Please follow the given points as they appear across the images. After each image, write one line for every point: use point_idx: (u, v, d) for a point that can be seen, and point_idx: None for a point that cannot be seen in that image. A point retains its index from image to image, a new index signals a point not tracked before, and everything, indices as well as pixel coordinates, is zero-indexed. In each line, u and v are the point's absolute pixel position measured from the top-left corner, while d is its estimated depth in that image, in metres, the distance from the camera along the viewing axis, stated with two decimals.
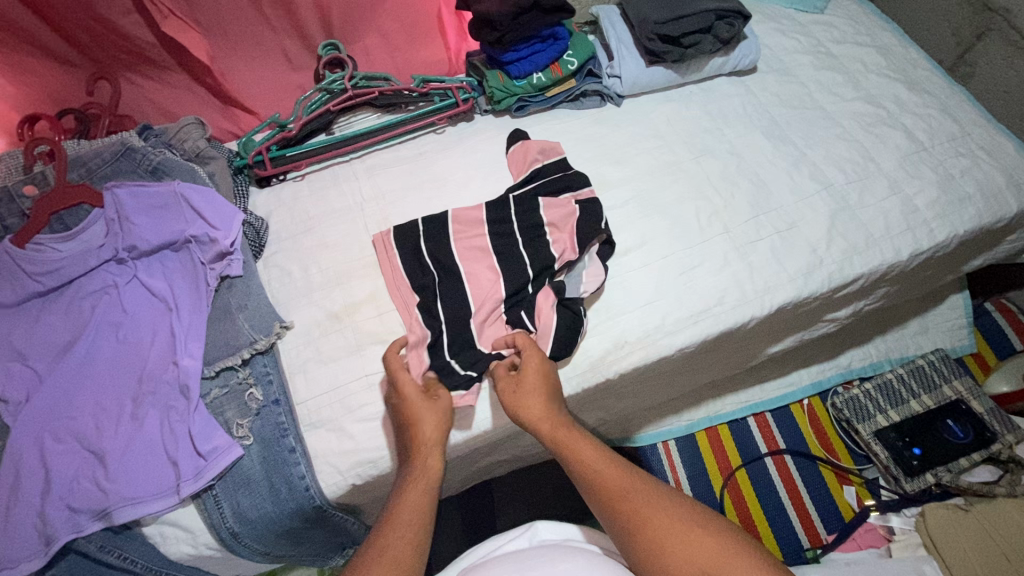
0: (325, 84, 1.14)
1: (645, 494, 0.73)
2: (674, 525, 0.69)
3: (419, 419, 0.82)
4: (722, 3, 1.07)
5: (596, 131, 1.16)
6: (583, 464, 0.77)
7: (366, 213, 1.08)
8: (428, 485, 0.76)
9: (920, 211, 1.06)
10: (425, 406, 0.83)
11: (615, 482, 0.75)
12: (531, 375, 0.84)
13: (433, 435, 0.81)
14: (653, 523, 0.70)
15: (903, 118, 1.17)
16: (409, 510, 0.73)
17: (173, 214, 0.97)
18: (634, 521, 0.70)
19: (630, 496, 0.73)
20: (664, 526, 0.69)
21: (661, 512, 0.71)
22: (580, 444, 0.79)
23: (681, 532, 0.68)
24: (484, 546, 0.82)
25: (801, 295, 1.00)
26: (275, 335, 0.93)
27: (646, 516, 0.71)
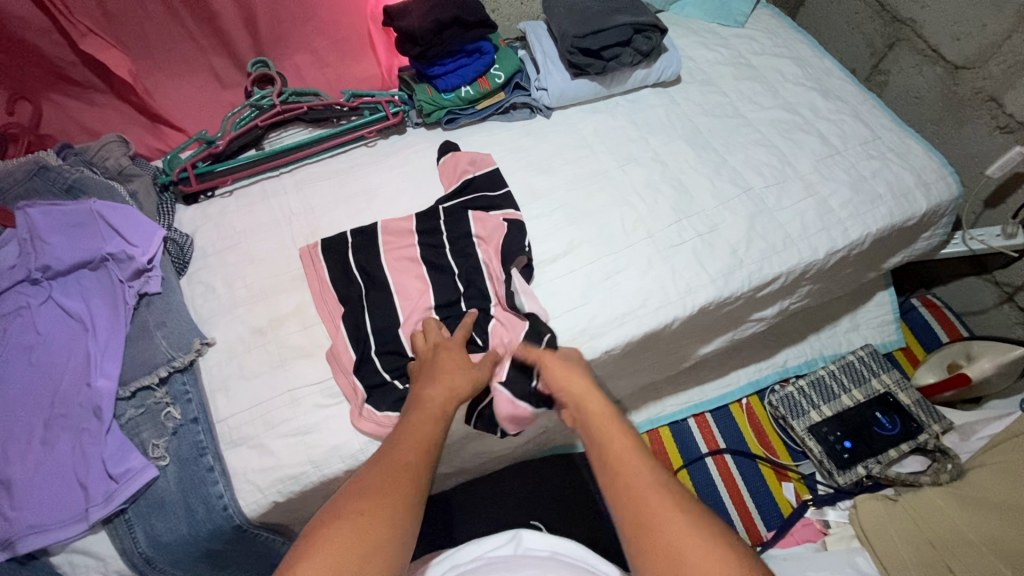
0: (253, 100, 1.14)
1: (664, 493, 0.62)
2: (687, 536, 0.58)
3: (448, 369, 0.84)
4: (638, 18, 1.11)
5: (525, 142, 1.19)
6: (599, 442, 0.69)
7: (294, 226, 1.08)
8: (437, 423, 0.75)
9: (834, 211, 1.11)
10: (456, 361, 0.86)
11: (630, 469, 0.65)
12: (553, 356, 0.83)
13: (455, 383, 0.82)
14: (662, 531, 0.59)
15: (818, 124, 1.22)
16: (413, 446, 0.71)
17: (90, 233, 0.95)
18: (639, 520, 0.60)
19: (644, 488, 0.63)
20: (676, 534, 0.58)
21: (677, 520, 0.59)
22: (602, 421, 0.71)
23: (694, 546, 0.57)
24: (466, 551, 0.78)
25: (723, 294, 1.03)
26: (196, 352, 0.92)
27: (657, 519, 0.60)
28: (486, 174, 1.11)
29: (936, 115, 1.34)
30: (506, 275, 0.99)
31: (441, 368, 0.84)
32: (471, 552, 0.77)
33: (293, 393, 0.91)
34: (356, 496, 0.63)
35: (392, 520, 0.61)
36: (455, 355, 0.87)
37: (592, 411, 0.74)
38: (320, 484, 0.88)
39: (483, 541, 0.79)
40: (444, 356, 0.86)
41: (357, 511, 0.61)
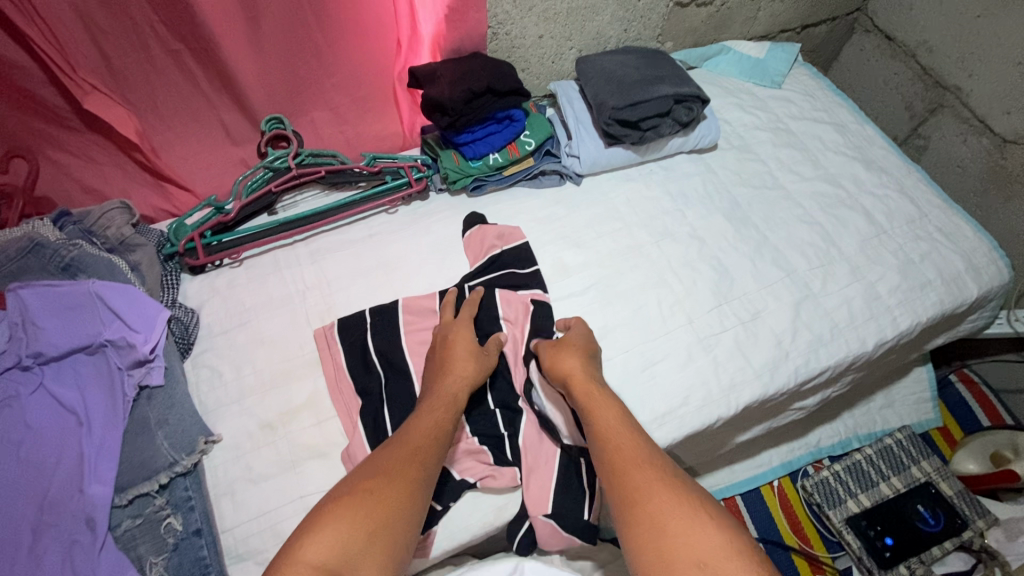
0: (268, 161, 1.07)
1: (652, 470, 0.70)
2: (676, 509, 0.65)
3: (459, 356, 0.87)
4: (680, 88, 1.05)
5: (554, 212, 1.12)
6: (597, 431, 0.77)
7: (308, 303, 1.01)
8: (449, 406, 0.81)
9: (883, 298, 1.05)
10: (468, 347, 0.88)
11: (627, 455, 0.73)
12: (561, 349, 0.88)
13: (465, 369, 0.86)
14: (652, 503, 0.66)
15: (862, 199, 1.16)
16: (427, 431, 0.77)
17: (87, 315, 0.87)
18: (632, 495, 0.68)
19: (640, 469, 0.70)
20: (666, 506, 0.66)
21: (668, 494, 0.67)
22: (601, 412, 0.79)
23: (682, 518, 0.64)
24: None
25: (767, 391, 0.96)
26: (200, 452, 0.84)
27: (643, 493, 0.68)
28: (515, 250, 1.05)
29: (979, 187, 1.28)
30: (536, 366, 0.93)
31: (450, 353, 0.87)
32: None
33: (305, 501, 0.84)
34: (372, 476, 0.70)
35: (399, 499, 0.68)
36: (465, 338, 0.89)
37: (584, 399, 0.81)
38: None
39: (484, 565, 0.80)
40: (454, 341, 0.88)
41: (372, 490, 0.68)
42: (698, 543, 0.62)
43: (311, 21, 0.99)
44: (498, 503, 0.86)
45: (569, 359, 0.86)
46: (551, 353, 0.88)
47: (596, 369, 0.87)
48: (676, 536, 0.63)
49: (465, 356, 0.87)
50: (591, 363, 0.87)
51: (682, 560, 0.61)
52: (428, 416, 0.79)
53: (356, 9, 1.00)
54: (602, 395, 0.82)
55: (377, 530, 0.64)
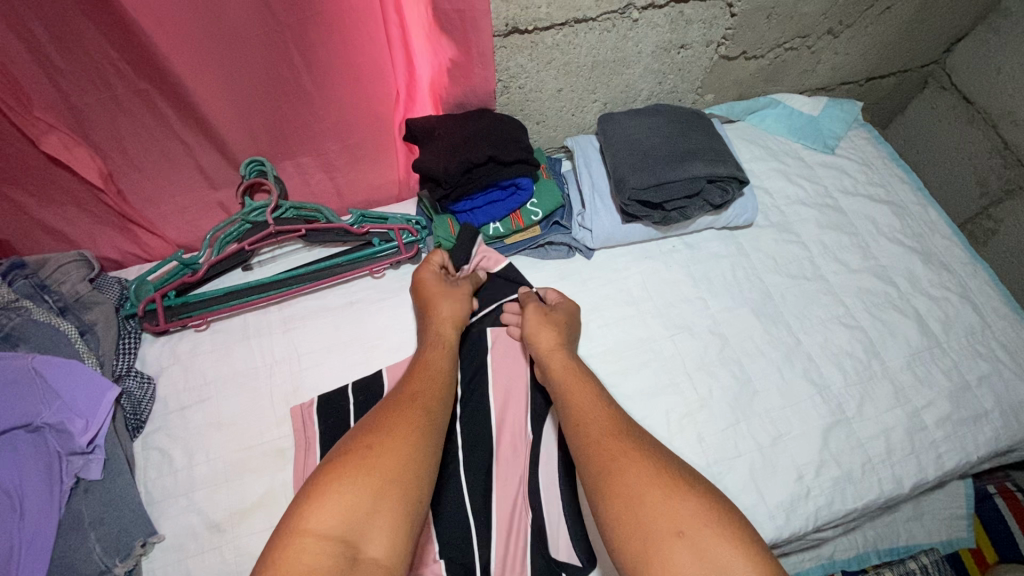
0: (245, 213, 0.96)
1: (633, 442, 0.69)
2: (654, 481, 0.63)
3: (434, 297, 0.86)
4: (715, 168, 0.90)
5: (559, 290, 1.00)
6: (574, 407, 0.75)
7: (273, 380, 0.91)
8: (444, 353, 0.81)
9: (928, 429, 0.90)
10: (443, 287, 0.88)
11: (608, 426, 0.71)
12: (542, 323, 0.85)
13: (450, 312, 0.85)
14: (630, 473, 0.64)
15: (915, 301, 1.01)
16: (428, 378, 0.76)
17: (26, 394, 0.79)
18: (611, 467, 0.66)
19: (618, 438, 0.69)
20: (645, 477, 0.64)
21: (648, 468, 0.65)
22: (580, 389, 0.77)
23: (660, 489, 0.62)
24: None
25: (782, 535, 0.83)
26: (136, 557, 0.76)
27: (624, 460, 0.66)
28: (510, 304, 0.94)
29: None
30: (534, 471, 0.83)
31: (425, 297, 0.87)
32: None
33: None
34: (375, 425, 0.68)
35: (411, 444, 0.66)
36: (439, 275, 0.89)
37: (566, 367, 0.80)
38: None
39: None
40: (426, 285, 0.88)
41: (380, 440, 0.65)
42: (678, 511, 0.60)
43: (299, 63, 0.87)
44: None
45: (550, 333, 0.84)
46: (530, 324, 0.85)
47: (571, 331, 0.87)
48: (656, 503, 0.61)
49: (444, 303, 0.86)
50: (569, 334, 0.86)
51: (660, 529, 0.59)
52: (427, 365, 0.78)
53: (348, 52, 0.87)
54: (580, 371, 0.80)
55: (390, 479, 0.62)
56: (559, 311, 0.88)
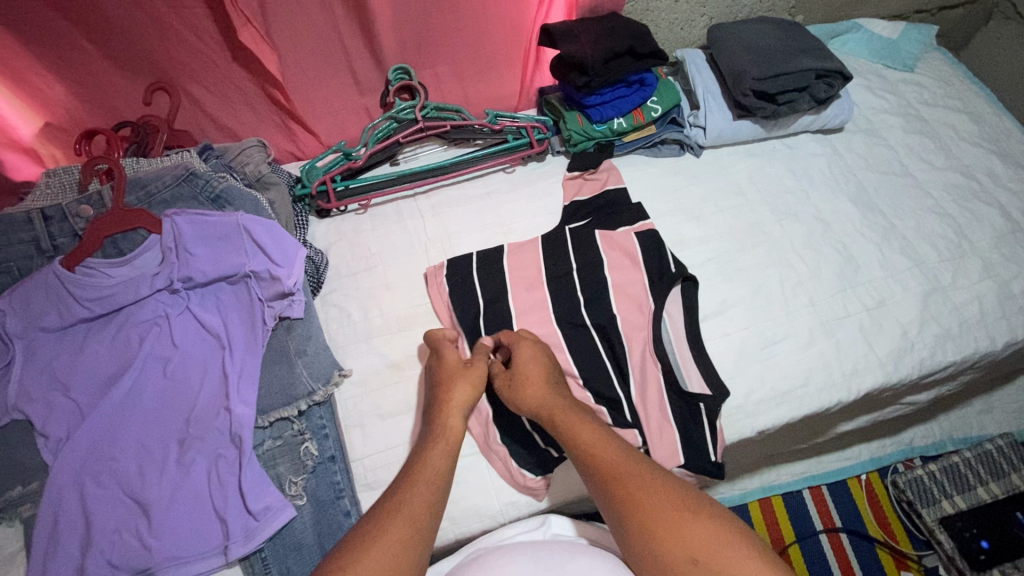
0: (394, 111, 1.07)
1: (645, 479, 0.71)
2: (672, 516, 0.67)
3: (452, 377, 0.82)
4: (825, 63, 1.01)
5: (673, 182, 1.11)
6: (579, 447, 0.75)
7: (428, 253, 1.02)
8: (447, 452, 0.75)
9: (1016, 298, 1.01)
10: (459, 368, 0.83)
11: (616, 470, 0.72)
12: (521, 381, 0.82)
13: (460, 399, 0.80)
14: (646, 510, 0.68)
15: (997, 193, 1.11)
16: (426, 470, 0.72)
17: (233, 245, 0.91)
18: (630, 508, 0.68)
19: (627, 482, 0.70)
20: (664, 514, 0.67)
21: (666, 504, 0.68)
22: (577, 429, 0.76)
23: (676, 523, 0.66)
24: (500, 533, 0.81)
25: (890, 380, 0.94)
26: (333, 385, 0.88)
27: (641, 502, 0.68)
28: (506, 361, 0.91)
29: None
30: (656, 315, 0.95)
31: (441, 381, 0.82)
32: (502, 533, 0.81)
33: None
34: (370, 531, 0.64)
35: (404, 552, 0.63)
36: (450, 356, 0.84)
37: (562, 417, 0.78)
38: (454, 541, 0.84)
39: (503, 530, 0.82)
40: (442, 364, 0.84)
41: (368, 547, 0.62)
42: (694, 543, 0.65)
43: None
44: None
45: (534, 388, 0.81)
46: (511, 394, 0.82)
47: (559, 381, 0.84)
48: (674, 539, 0.65)
49: (464, 383, 0.81)
50: (550, 377, 0.83)
51: (677, 560, 0.64)
52: (429, 454, 0.74)
53: None
54: (568, 409, 0.78)
55: None
56: (524, 353, 0.85)
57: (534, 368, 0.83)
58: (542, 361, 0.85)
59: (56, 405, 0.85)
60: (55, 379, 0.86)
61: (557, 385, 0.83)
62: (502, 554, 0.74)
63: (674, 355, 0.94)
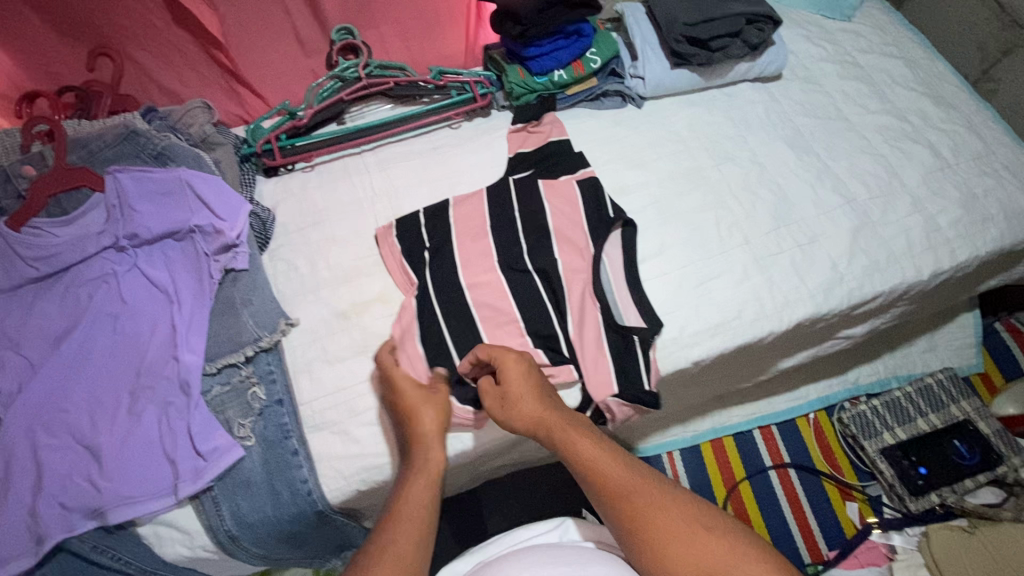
0: (337, 70, 1.08)
1: (653, 496, 0.70)
2: (682, 532, 0.66)
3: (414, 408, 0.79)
4: (754, 7, 1.04)
5: (615, 132, 1.13)
6: (582, 465, 0.73)
7: (375, 207, 1.04)
8: (427, 489, 0.73)
9: (943, 230, 1.05)
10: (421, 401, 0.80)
11: (623, 488, 0.71)
12: (513, 397, 0.78)
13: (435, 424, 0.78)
14: (655, 527, 0.67)
15: (928, 133, 1.15)
16: (410, 510, 0.70)
17: (177, 201, 0.93)
18: (640, 526, 0.68)
19: (635, 500, 0.69)
20: (674, 530, 0.67)
21: (674, 517, 0.67)
22: (579, 447, 0.74)
23: (687, 539, 0.66)
24: (517, 533, 0.88)
25: (820, 311, 0.98)
26: (280, 332, 0.90)
27: (651, 519, 0.68)
28: (459, 321, 0.93)
29: None
30: (596, 257, 0.99)
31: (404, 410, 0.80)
32: (520, 534, 0.88)
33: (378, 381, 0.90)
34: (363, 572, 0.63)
35: None
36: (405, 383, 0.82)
37: (562, 434, 0.75)
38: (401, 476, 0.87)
39: (525, 529, 0.89)
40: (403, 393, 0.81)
41: None
42: (708, 559, 0.64)
43: None
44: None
45: (529, 403, 0.78)
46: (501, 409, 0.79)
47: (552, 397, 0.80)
48: (684, 554, 0.65)
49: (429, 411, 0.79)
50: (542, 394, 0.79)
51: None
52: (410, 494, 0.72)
53: None
54: (570, 425, 0.76)
55: None
56: (514, 372, 0.79)
57: (525, 383, 0.79)
58: (535, 374, 0.81)
59: (8, 361, 0.87)
60: (5, 336, 0.88)
61: (549, 398, 0.80)
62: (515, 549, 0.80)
63: (613, 295, 0.97)
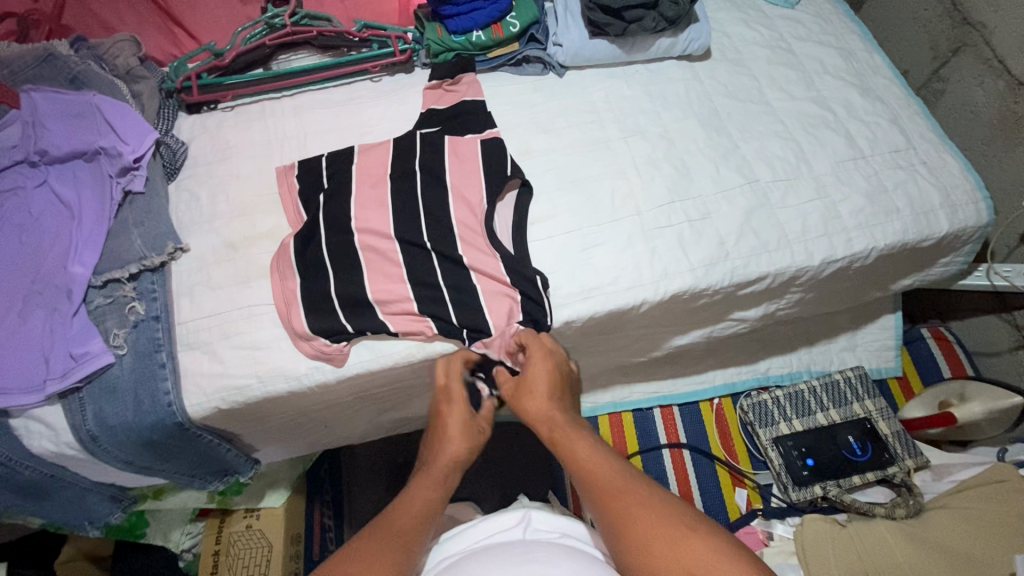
0: (265, 16, 1.11)
1: (637, 490, 0.67)
2: (665, 527, 0.61)
3: (455, 426, 0.84)
4: None
5: (531, 98, 1.14)
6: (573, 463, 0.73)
7: (283, 150, 1.08)
8: (436, 486, 0.75)
9: (842, 218, 1.03)
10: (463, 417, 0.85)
11: (610, 484, 0.68)
12: (525, 391, 0.86)
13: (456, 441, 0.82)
14: (637, 522, 0.63)
15: (848, 123, 1.13)
16: (414, 504, 0.71)
17: (87, 123, 1.00)
18: (618, 522, 0.64)
19: (619, 494, 0.67)
20: (658, 534, 0.61)
21: (660, 518, 0.62)
22: (575, 444, 0.75)
23: (670, 534, 0.61)
24: (475, 530, 0.75)
25: (699, 285, 0.98)
26: (168, 255, 0.96)
27: (632, 517, 0.64)
28: (338, 260, 0.95)
29: (988, 133, 1.22)
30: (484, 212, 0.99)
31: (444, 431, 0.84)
32: (480, 532, 0.74)
33: (252, 310, 0.94)
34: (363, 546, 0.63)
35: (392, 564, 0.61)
36: (460, 404, 0.87)
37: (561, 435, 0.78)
38: (262, 400, 0.91)
39: (489, 522, 0.75)
40: (453, 415, 0.85)
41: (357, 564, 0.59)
42: (694, 558, 0.58)
43: None
44: (393, 350, 0.94)
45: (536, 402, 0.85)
46: (517, 400, 0.86)
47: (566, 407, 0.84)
48: (669, 555, 0.59)
49: (461, 426, 0.84)
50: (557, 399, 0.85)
51: None
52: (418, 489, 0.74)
53: None
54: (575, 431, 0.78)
55: None
56: (538, 362, 0.88)
57: (543, 377, 0.87)
58: (556, 373, 0.88)
59: None
60: None
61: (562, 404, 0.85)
62: (476, 557, 0.66)
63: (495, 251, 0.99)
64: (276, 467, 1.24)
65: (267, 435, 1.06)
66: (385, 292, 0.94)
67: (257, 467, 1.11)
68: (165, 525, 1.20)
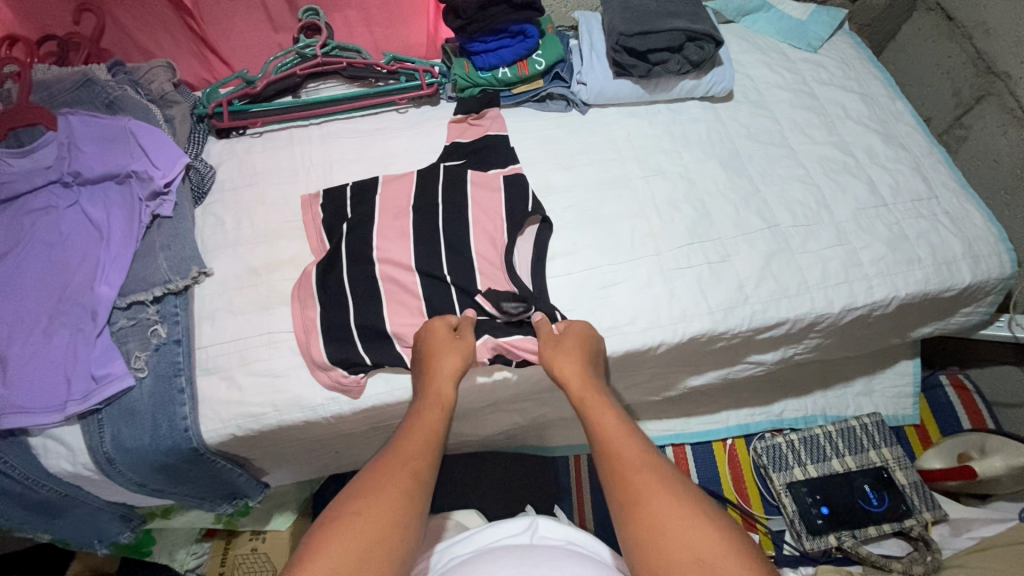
0: (297, 46, 1.13)
1: (653, 468, 0.65)
2: (679, 509, 0.61)
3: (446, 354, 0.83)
4: (694, 25, 1.09)
5: (553, 134, 1.16)
6: (598, 432, 0.71)
7: (309, 177, 1.10)
8: (440, 413, 0.74)
9: (863, 266, 1.03)
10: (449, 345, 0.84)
11: (629, 458, 0.66)
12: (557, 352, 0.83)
13: (453, 368, 0.81)
14: (650, 501, 0.62)
15: (870, 169, 1.13)
16: (420, 435, 0.70)
17: (121, 147, 1.02)
18: (630, 499, 0.63)
19: (638, 469, 0.65)
20: (668, 511, 0.61)
21: (675, 498, 0.62)
22: (600, 415, 0.73)
23: (681, 516, 0.60)
24: (481, 535, 0.74)
25: (718, 329, 0.98)
26: (192, 279, 0.97)
27: (645, 495, 0.62)
28: (358, 290, 0.96)
29: (1012, 183, 1.21)
30: (505, 248, 1.00)
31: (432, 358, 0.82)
32: (485, 536, 0.74)
33: (272, 337, 0.95)
34: (369, 481, 0.63)
35: (398, 508, 0.60)
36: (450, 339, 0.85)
37: (588, 404, 0.75)
38: (277, 428, 0.91)
39: (495, 524, 0.75)
40: (438, 346, 0.84)
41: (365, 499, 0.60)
42: (701, 543, 0.58)
43: None
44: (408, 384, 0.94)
45: (567, 363, 0.81)
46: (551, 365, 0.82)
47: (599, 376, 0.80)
48: (676, 537, 0.59)
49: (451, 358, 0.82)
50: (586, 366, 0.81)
51: (681, 563, 0.57)
52: (423, 415, 0.73)
53: None
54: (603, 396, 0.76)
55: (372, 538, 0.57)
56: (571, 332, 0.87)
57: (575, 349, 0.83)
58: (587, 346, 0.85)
59: None
60: None
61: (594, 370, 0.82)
62: (486, 558, 0.66)
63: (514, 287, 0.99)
64: (284, 490, 1.23)
65: (279, 460, 1.06)
66: (404, 324, 0.94)
67: (265, 491, 1.11)
68: (171, 544, 1.20)
